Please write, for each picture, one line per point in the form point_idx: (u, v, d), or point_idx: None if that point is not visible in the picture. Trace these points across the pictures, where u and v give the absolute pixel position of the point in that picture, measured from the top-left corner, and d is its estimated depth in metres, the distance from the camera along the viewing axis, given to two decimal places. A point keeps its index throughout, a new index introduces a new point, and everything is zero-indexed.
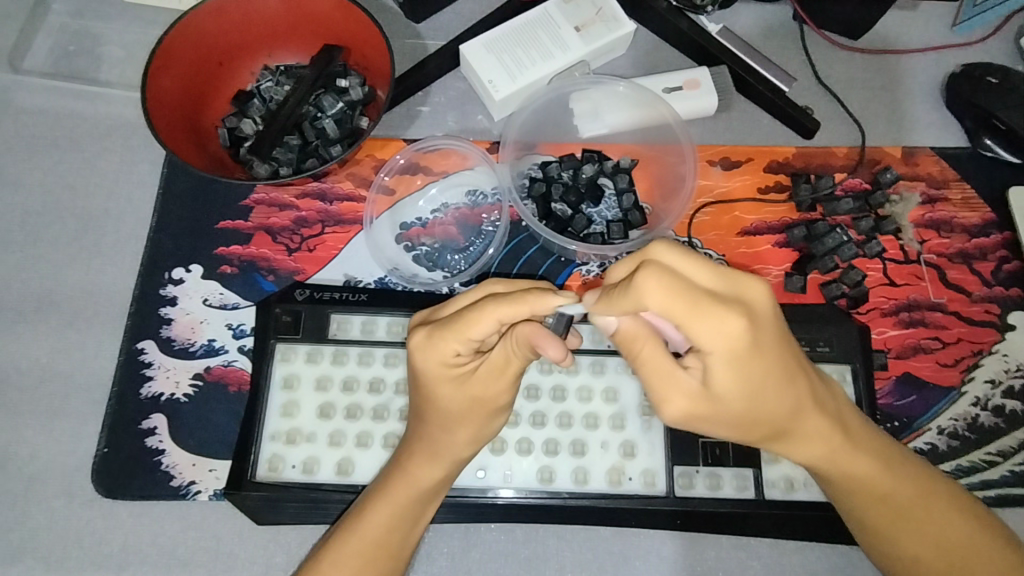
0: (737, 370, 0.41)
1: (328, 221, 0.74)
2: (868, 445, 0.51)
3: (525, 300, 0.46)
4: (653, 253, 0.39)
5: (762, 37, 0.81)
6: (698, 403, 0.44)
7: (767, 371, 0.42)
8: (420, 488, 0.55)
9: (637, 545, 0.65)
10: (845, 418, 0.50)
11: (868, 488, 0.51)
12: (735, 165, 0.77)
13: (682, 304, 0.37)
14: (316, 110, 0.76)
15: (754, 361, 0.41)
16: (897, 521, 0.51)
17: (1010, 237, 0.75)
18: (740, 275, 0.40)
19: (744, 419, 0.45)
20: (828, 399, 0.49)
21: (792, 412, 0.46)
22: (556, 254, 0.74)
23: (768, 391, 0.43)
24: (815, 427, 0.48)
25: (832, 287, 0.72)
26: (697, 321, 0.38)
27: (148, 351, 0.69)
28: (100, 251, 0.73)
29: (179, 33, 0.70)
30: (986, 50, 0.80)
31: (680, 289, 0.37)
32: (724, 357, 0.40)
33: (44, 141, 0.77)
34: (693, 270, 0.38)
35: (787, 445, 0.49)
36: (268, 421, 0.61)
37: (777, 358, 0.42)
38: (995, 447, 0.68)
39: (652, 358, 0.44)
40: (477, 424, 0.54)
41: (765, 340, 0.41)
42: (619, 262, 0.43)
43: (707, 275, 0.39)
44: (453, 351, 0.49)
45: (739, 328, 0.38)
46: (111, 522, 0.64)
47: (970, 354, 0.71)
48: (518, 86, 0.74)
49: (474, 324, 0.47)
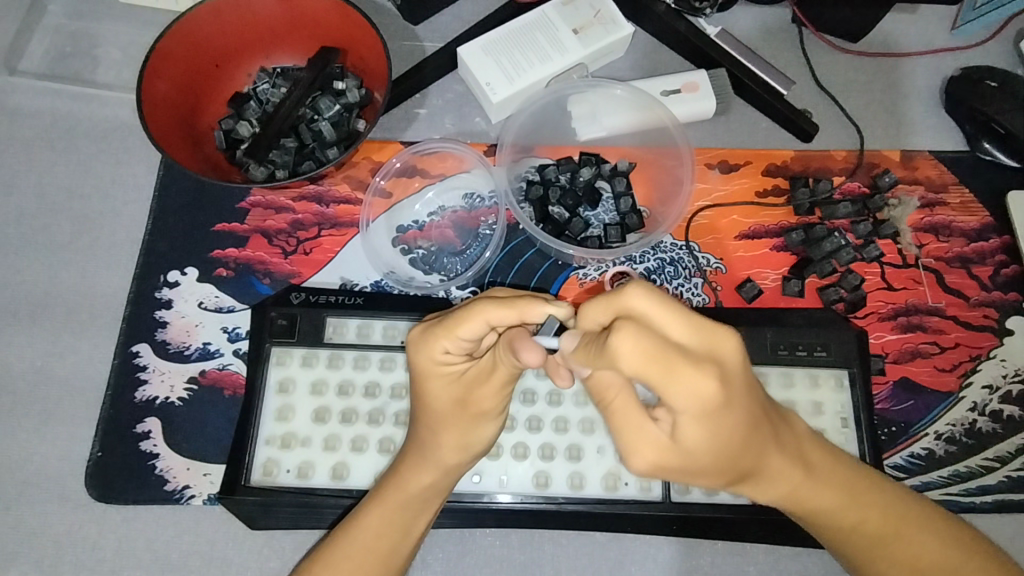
0: (706, 428, 0.41)
1: (325, 225, 0.74)
2: (837, 478, 0.51)
3: (516, 305, 0.46)
4: (629, 301, 0.38)
5: (760, 39, 0.81)
6: (667, 452, 0.44)
7: (734, 428, 0.41)
8: (412, 491, 0.54)
9: (633, 550, 0.64)
10: (808, 457, 0.50)
11: (834, 520, 0.51)
12: (733, 168, 0.76)
13: (655, 364, 0.36)
14: (313, 112, 0.75)
15: (724, 415, 0.40)
16: (877, 547, 0.51)
17: (1009, 241, 0.75)
18: (715, 329, 0.38)
19: (710, 466, 0.44)
20: (789, 436, 0.49)
21: (757, 453, 0.45)
22: (553, 257, 0.74)
23: (733, 446, 0.43)
24: (778, 467, 0.48)
25: (831, 292, 0.72)
26: (672, 383, 0.37)
27: (143, 355, 0.69)
28: (95, 254, 0.73)
29: (175, 36, 0.69)
30: (985, 53, 0.80)
31: (654, 351, 0.36)
32: (696, 413, 0.39)
33: (40, 142, 0.77)
34: (668, 324, 0.37)
35: (752, 486, 0.49)
36: (263, 425, 0.61)
37: (746, 413, 0.42)
38: (993, 453, 0.68)
39: (623, 407, 0.44)
40: (464, 428, 0.53)
41: (736, 394, 0.40)
42: (590, 304, 0.41)
43: (683, 332, 0.37)
44: (442, 348, 0.49)
45: (710, 390, 0.37)
46: (105, 525, 0.64)
47: (968, 359, 0.71)
48: (515, 89, 0.74)
49: (464, 323, 0.46)
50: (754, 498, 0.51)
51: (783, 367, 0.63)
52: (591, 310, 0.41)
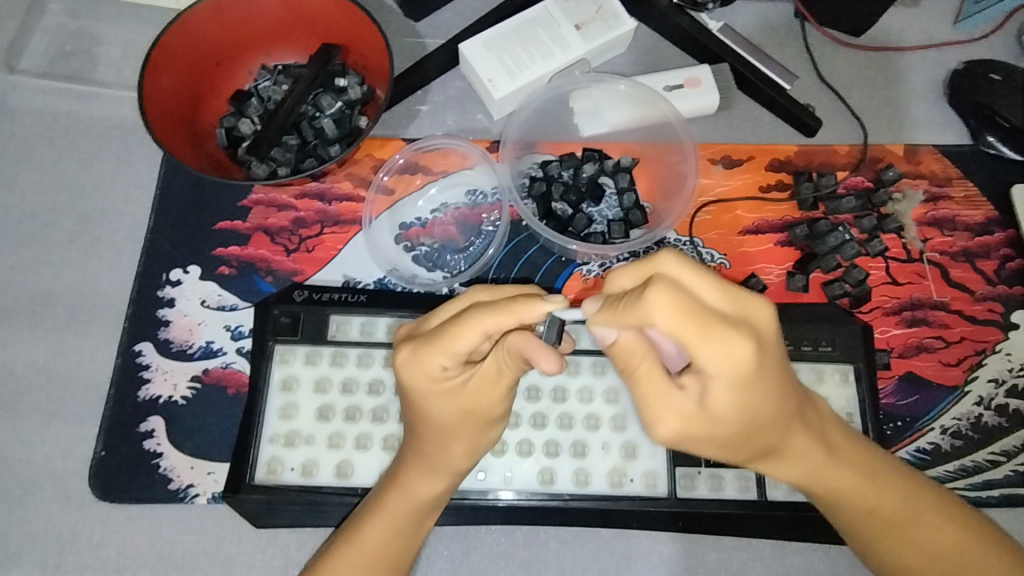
0: (737, 395, 0.41)
1: (327, 222, 0.73)
2: (854, 458, 0.51)
3: (512, 309, 0.45)
4: (662, 266, 0.39)
5: (763, 34, 0.81)
6: (692, 421, 0.44)
7: (764, 396, 0.42)
8: (420, 503, 0.54)
9: (639, 546, 0.64)
10: (829, 436, 0.51)
11: (851, 502, 0.51)
12: (736, 163, 0.76)
13: (690, 321, 0.37)
14: (315, 109, 0.75)
15: (757, 385, 0.41)
16: (892, 530, 0.51)
17: (1013, 235, 0.74)
18: (746, 297, 0.40)
19: (735, 437, 0.45)
20: (812, 415, 0.49)
21: (782, 429, 0.46)
22: (557, 254, 0.73)
23: (761, 416, 0.44)
24: (802, 444, 0.49)
25: (835, 287, 0.72)
26: (705, 340, 0.38)
27: (145, 354, 0.69)
28: (97, 253, 0.73)
29: (175, 32, 0.69)
30: (988, 47, 0.80)
31: (691, 309, 0.37)
32: (730, 379, 0.40)
33: (39, 141, 0.76)
34: (700, 286, 0.39)
35: (774, 462, 0.50)
36: (266, 423, 0.61)
37: (776, 383, 0.43)
38: (999, 446, 0.67)
39: (647, 375, 0.44)
40: (474, 436, 0.53)
41: (768, 359, 0.41)
42: (617, 272, 0.43)
43: (715, 294, 0.39)
44: (439, 365, 0.49)
45: (745, 350, 0.39)
46: (108, 525, 0.64)
47: (973, 353, 0.71)
48: (518, 84, 0.74)
49: (460, 337, 0.46)
50: (775, 476, 0.51)
51: (788, 362, 0.63)
52: (618, 276, 0.43)
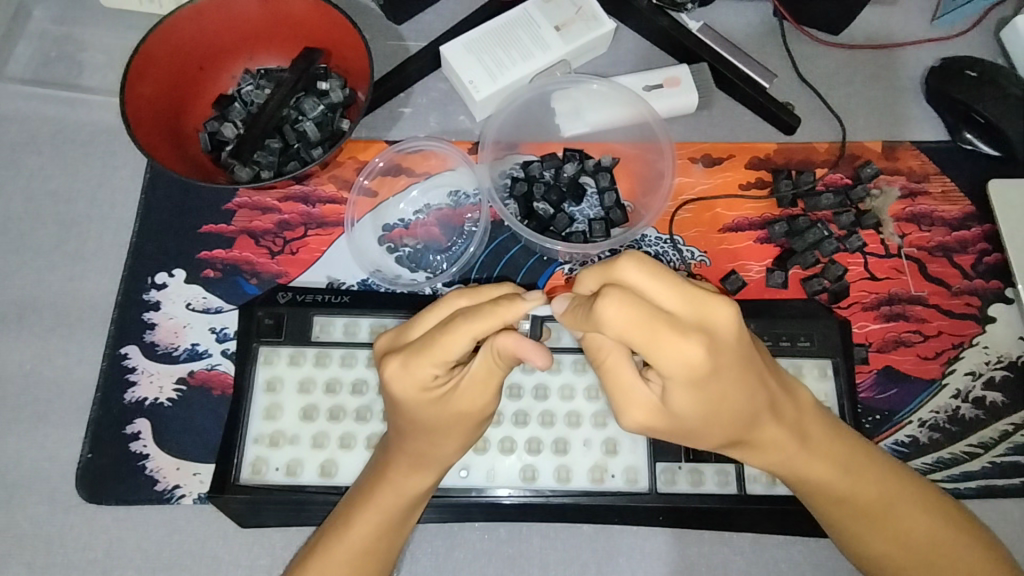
0: (697, 392, 0.44)
1: (311, 224, 0.74)
2: (832, 453, 0.51)
3: (496, 313, 0.46)
4: (620, 273, 0.41)
5: (743, 33, 0.82)
6: (656, 412, 0.47)
7: (725, 393, 0.44)
8: (408, 493, 0.55)
9: (620, 542, 0.65)
10: (806, 427, 0.51)
11: (827, 492, 0.52)
12: (716, 162, 0.77)
13: (641, 328, 0.40)
14: (297, 113, 0.76)
15: (713, 383, 0.43)
16: (865, 519, 0.52)
17: (990, 230, 0.75)
18: (704, 300, 0.41)
19: (702, 428, 0.47)
20: (789, 407, 0.50)
21: (752, 421, 0.48)
22: (539, 253, 0.74)
23: (725, 410, 0.46)
24: (773, 436, 0.50)
25: (814, 283, 0.73)
26: (658, 346, 0.40)
27: (131, 356, 0.70)
28: (83, 257, 0.73)
29: (157, 39, 0.70)
30: (966, 44, 0.81)
31: (642, 317, 0.40)
32: (683, 379, 0.42)
33: (26, 147, 0.77)
34: (658, 290, 0.41)
35: (749, 451, 0.51)
36: (251, 424, 0.61)
37: (738, 381, 0.44)
38: (976, 439, 0.68)
39: (614, 366, 0.47)
40: (467, 433, 0.54)
41: (725, 361, 0.42)
42: (584, 274, 0.46)
43: (671, 298, 0.41)
44: (430, 374, 0.49)
45: (695, 356, 0.40)
46: (95, 526, 0.65)
47: (951, 347, 0.71)
48: (498, 86, 0.74)
49: (447, 346, 0.47)
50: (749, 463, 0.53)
51: None
52: (585, 278, 0.46)
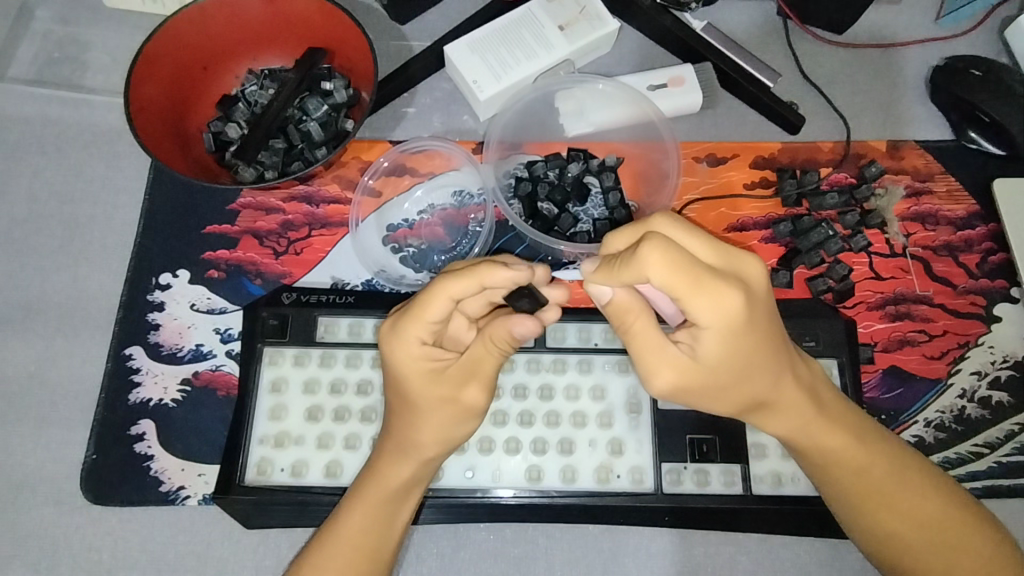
0: (727, 343, 0.46)
1: (315, 225, 0.74)
2: (843, 419, 0.53)
3: (475, 275, 0.48)
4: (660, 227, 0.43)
5: (747, 33, 0.81)
6: (685, 372, 0.49)
7: (752, 347, 0.47)
8: (391, 486, 0.54)
9: (626, 542, 0.65)
10: (819, 393, 0.53)
11: (841, 464, 0.52)
12: (721, 161, 0.77)
13: (683, 275, 0.42)
14: (301, 112, 0.76)
15: (744, 335, 0.46)
16: (876, 498, 0.52)
17: (995, 229, 0.75)
18: (733, 256, 0.46)
19: (724, 387, 0.49)
20: (804, 371, 0.52)
21: (771, 381, 0.49)
22: (543, 253, 0.74)
23: (750, 365, 0.48)
24: (791, 399, 0.51)
25: (819, 282, 0.73)
26: (697, 293, 0.43)
27: (136, 357, 0.70)
28: (87, 258, 0.73)
29: (161, 39, 0.70)
30: (970, 43, 0.81)
31: (682, 262, 0.41)
32: (718, 329, 0.44)
33: (29, 148, 0.77)
34: (689, 245, 0.45)
35: (766, 416, 0.53)
36: (256, 425, 0.61)
37: (764, 337, 0.47)
38: (982, 439, 0.68)
39: (643, 332, 0.49)
40: (447, 421, 0.53)
41: (755, 313, 0.45)
42: (612, 238, 0.49)
43: (706, 253, 0.46)
44: (417, 338, 0.51)
45: (732, 302, 0.43)
46: (101, 528, 0.65)
47: (957, 347, 0.71)
48: (502, 86, 0.74)
49: (431, 306, 0.49)
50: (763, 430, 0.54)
51: None
52: (615, 240, 0.48)
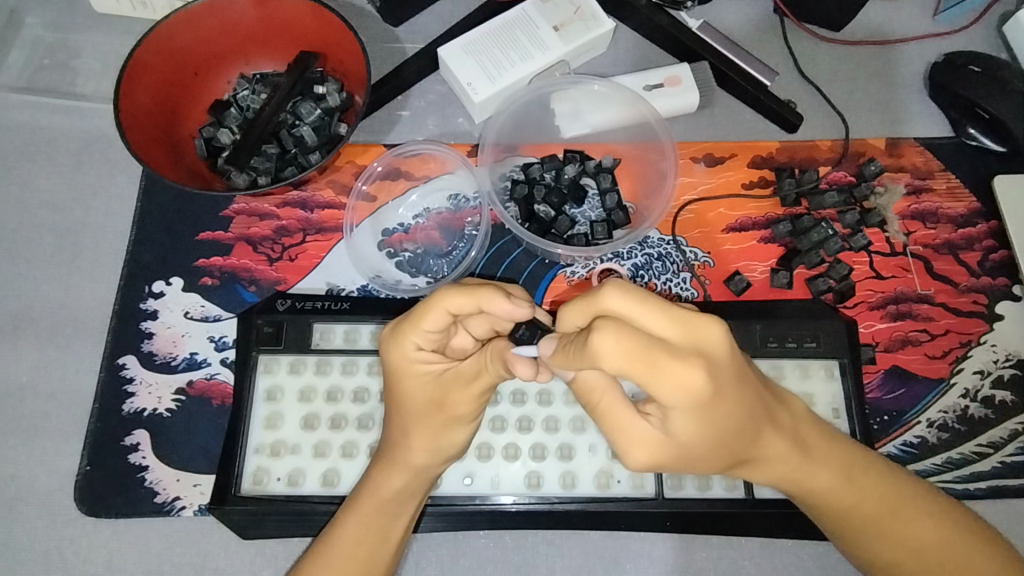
0: (698, 418, 0.42)
1: (309, 230, 0.73)
2: (834, 459, 0.50)
3: (476, 292, 0.47)
4: (607, 304, 0.39)
5: (743, 31, 0.81)
6: (658, 448, 0.45)
7: (725, 415, 0.42)
8: (384, 496, 0.54)
9: (628, 547, 0.64)
10: (804, 437, 0.50)
11: (836, 501, 0.50)
12: (718, 161, 0.76)
13: (640, 359, 0.37)
14: (294, 117, 0.75)
15: (714, 404, 0.41)
16: (872, 527, 0.51)
17: (996, 226, 0.74)
18: (694, 322, 0.39)
19: (705, 454, 0.45)
20: (784, 417, 0.49)
21: (752, 436, 0.46)
22: (540, 256, 0.73)
23: (727, 428, 0.43)
24: (776, 448, 0.48)
25: (819, 282, 0.72)
26: (658, 376, 0.38)
27: (130, 367, 0.69)
28: (79, 267, 0.73)
29: (150, 44, 0.69)
30: (968, 39, 0.80)
31: (637, 347, 0.37)
32: (685, 407, 0.40)
33: (20, 157, 0.76)
34: (644, 319, 0.38)
35: (750, 468, 0.50)
36: (252, 433, 0.60)
37: (735, 398, 0.42)
38: (986, 438, 0.68)
39: (610, 407, 0.46)
40: (436, 431, 0.52)
41: (722, 379, 0.40)
42: (566, 312, 0.43)
43: (663, 327, 0.39)
44: (413, 345, 0.49)
45: (698, 381, 0.38)
46: (94, 540, 0.64)
47: (959, 346, 0.70)
48: (497, 87, 0.74)
49: (428, 315, 0.47)
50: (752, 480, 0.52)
51: (771, 359, 0.62)
52: (569, 314, 0.43)
